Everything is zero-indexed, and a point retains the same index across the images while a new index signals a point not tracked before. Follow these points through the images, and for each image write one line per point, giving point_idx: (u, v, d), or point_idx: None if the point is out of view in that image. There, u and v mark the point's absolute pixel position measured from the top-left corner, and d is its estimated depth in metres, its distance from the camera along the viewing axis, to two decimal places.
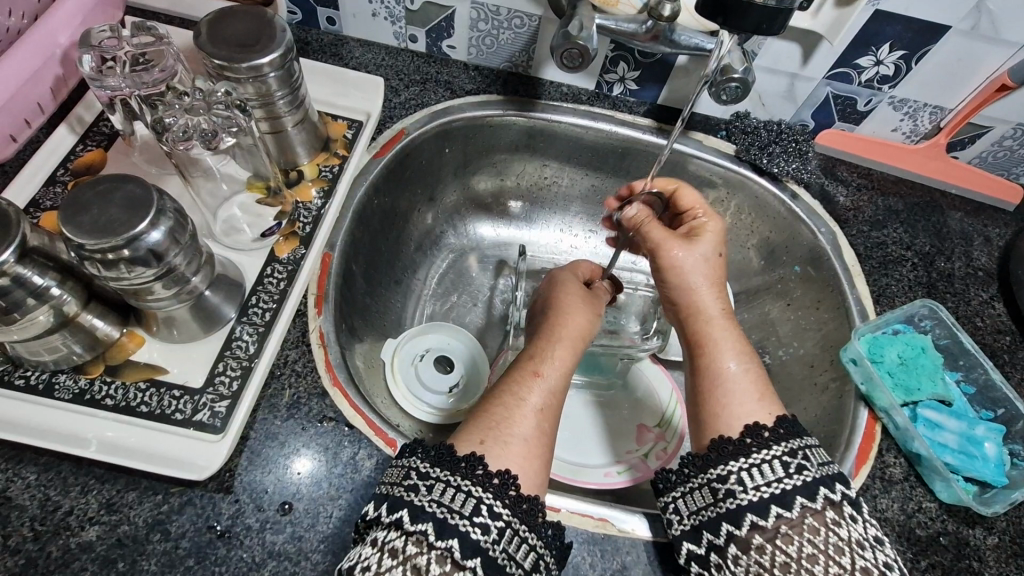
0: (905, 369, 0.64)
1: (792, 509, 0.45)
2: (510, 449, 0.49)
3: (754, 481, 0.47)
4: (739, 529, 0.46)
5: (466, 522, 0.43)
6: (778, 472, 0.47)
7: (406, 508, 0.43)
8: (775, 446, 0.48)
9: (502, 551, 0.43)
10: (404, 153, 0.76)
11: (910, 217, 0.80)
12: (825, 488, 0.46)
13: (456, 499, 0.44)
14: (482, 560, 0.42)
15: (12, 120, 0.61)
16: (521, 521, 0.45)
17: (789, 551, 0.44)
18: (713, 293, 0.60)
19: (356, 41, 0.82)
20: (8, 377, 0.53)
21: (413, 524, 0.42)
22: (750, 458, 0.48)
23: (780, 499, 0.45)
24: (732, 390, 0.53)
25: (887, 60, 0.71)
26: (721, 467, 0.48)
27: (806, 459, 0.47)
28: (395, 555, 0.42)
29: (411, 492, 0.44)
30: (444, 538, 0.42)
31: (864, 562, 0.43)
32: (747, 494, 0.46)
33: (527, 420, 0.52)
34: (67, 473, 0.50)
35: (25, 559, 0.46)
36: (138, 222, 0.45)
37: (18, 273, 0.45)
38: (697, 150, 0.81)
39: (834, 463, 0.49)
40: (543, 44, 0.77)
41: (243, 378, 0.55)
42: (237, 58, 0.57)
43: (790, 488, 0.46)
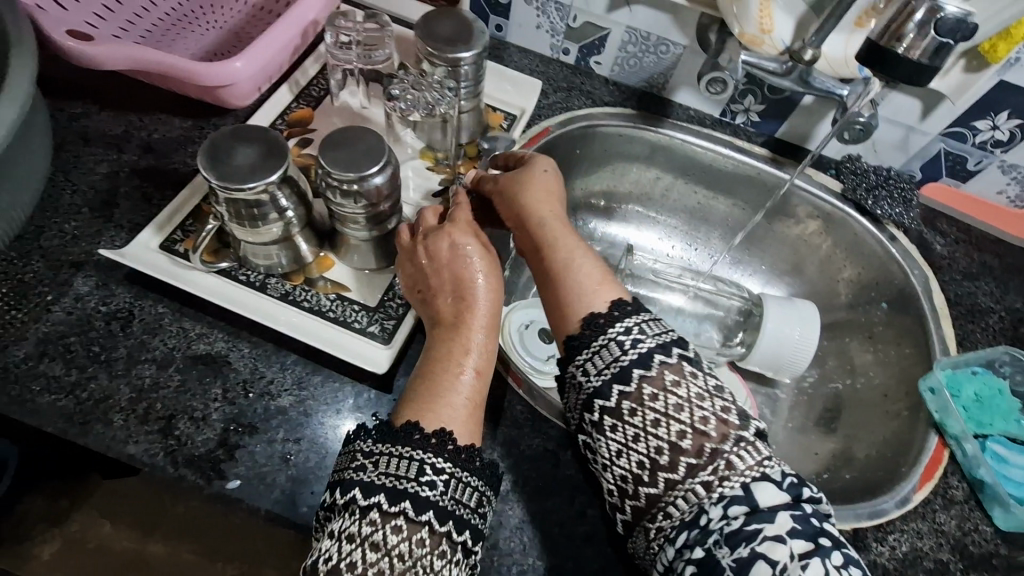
0: (980, 406, 0.70)
1: (631, 384, 0.51)
2: (441, 409, 0.54)
3: (601, 363, 0.52)
4: (610, 403, 0.51)
5: (413, 484, 0.49)
6: (613, 352, 0.52)
7: (356, 487, 0.49)
8: (649, 337, 0.52)
9: (450, 499, 0.50)
10: (547, 147, 0.87)
11: (1003, 274, 0.84)
12: (661, 355, 0.52)
13: (400, 467, 0.50)
14: (434, 513, 0.48)
15: (261, 77, 0.76)
16: (461, 469, 0.51)
17: (664, 430, 0.50)
18: (551, 203, 0.66)
19: (516, 47, 0.94)
20: (234, 272, 0.67)
21: (365, 500, 0.48)
22: (597, 342, 0.53)
23: (620, 377, 0.51)
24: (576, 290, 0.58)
25: (1004, 126, 0.77)
26: (577, 358, 0.54)
27: (642, 332, 0.53)
28: (353, 538, 0.47)
29: (359, 471, 0.50)
30: (397, 503, 0.48)
31: (701, 413, 0.50)
32: (597, 377, 0.52)
33: (457, 381, 0.56)
34: (271, 351, 0.64)
35: (238, 409, 0.61)
36: (370, 167, 0.58)
37: (273, 192, 0.59)
38: (806, 183, 0.89)
39: (674, 331, 0.54)
40: (681, 70, 0.88)
41: (408, 306, 0.68)
42: (445, 49, 0.70)
43: (625, 365, 0.52)
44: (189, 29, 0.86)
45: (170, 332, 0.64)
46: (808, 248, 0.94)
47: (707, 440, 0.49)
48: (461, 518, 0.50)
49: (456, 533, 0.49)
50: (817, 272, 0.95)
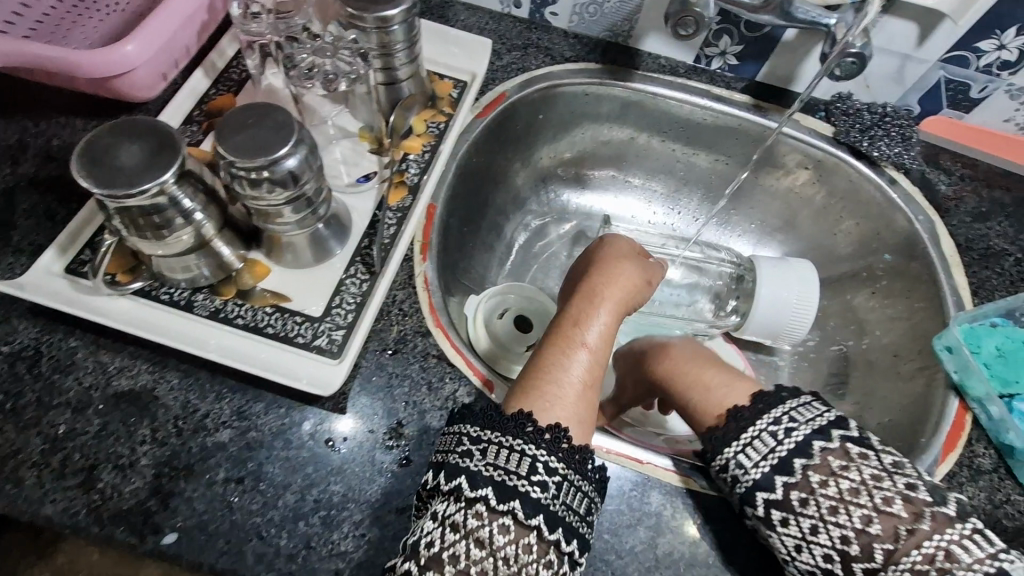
0: (1003, 362, 0.63)
1: (795, 473, 0.47)
2: (566, 414, 0.50)
3: (752, 459, 0.48)
4: (773, 493, 0.47)
5: (524, 482, 0.45)
6: (769, 443, 0.48)
7: (462, 476, 0.45)
8: (761, 420, 0.49)
9: (561, 503, 0.45)
10: (504, 115, 0.79)
11: (1016, 211, 0.77)
12: (819, 440, 0.47)
13: (511, 461, 0.45)
14: (545, 516, 0.44)
15: (166, 60, 0.66)
16: (574, 470, 0.47)
17: (819, 514, 0.45)
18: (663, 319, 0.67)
19: (462, 4, 0.84)
20: (154, 291, 0.59)
21: (472, 491, 0.44)
22: (744, 437, 0.49)
23: (780, 468, 0.47)
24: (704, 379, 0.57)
25: (1012, 44, 0.69)
26: (721, 452, 0.50)
27: (793, 419, 0.48)
28: (457, 529, 0.44)
29: (465, 459, 0.46)
30: (505, 501, 0.44)
31: (883, 497, 0.45)
32: (763, 463, 0.48)
33: (576, 377, 0.53)
34: (204, 380, 0.56)
35: (171, 451, 0.53)
36: (280, 147, 0.49)
37: (174, 193, 0.50)
38: (793, 130, 0.80)
39: (826, 411, 0.49)
40: (647, 14, 0.78)
41: (358, 311, 0.59)
42: (369, 9, 0.60)
43: (785, 456, 0.47)
44: (82, 15, 0.74)
45: (86, 369, 0.56)
46: (802, 201, 0.86)
47: (899, 522, 0.44)
48: (570, 525, 0.45)
49: (565, 542, 0.45)
50: (812, 227, 0.87)
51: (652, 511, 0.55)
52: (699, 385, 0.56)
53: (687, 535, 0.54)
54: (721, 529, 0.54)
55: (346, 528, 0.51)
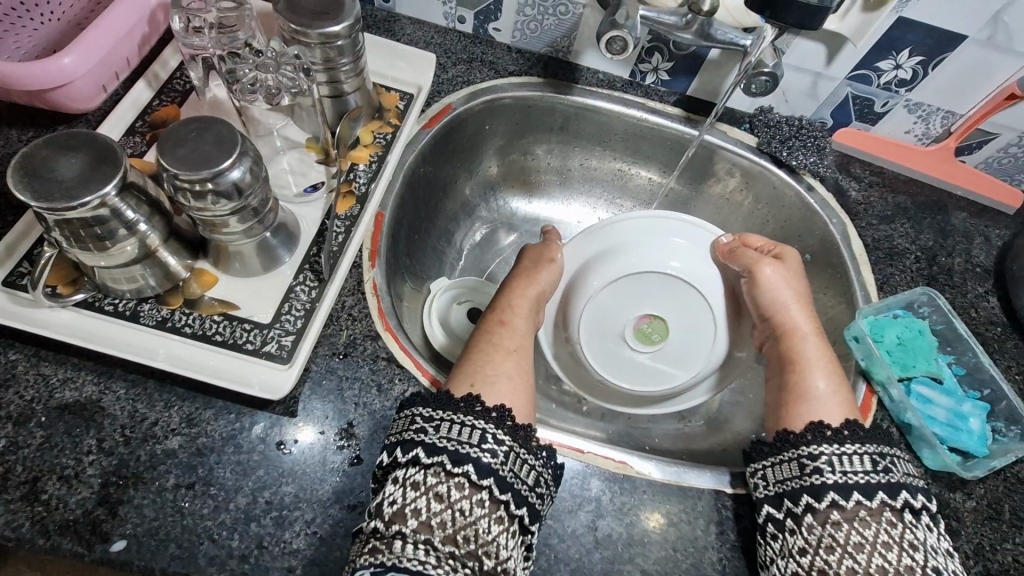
0: (902, 349, 0.70)
1: (872, 500, 0.52)
2: (504, 390, 0.55)
3: (843, 466, 0.54)
4: (818, 502, 0.53)
5: (476, 449, 0.48)
6: (865, 465, 0.54)
7: (420, 447, 0.48)
8: (862, 446, 0.55)
9: (510, 471, 0.48)
10: (450, 126, 0.82)
11: (916, 214, 0.85)
12: (906, 493, 0.52)
13: (463, 433, 0.49)
14: (495, 480, 0.47)
15: (105, 72, 0.66)
16: (521, 445, 0.50)
17: (865, 535, 0.51)
18: (806, 318, 0.68)
19: (408, 19, 0.87)
20: (98, 303, 0.59)
21: (429, 458, 0.47)
22: (843, 448, 0.55)
23: (814, 490, 0.54)
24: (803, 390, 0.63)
25: (906, 64, 0.76)
26: (813, 447, 0.56)
27: (891, 463, 0.54)
28: (417, 487, 0.46)
29: (421, 434, 0.49)
30: (460, 465, 0.47)
31: (883, 538, 0.51)
32: (833, 475, 0.54)
33: (510, 361, 0.58)
34: (151, 390, 0.56)
35: (118, 460, 0.53)
36: (223, 160, 0.50)
37: (116, 204, 0.51)
38: (721, 141, 0.87)
39: (913, 477, 0.55)
40: (584, 32, 0.82)
41: (307, 317, 0.61)
42: (312, 25, 0.62)
43: (838, 481, 0.53)
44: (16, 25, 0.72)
45: (27, 382, 0.55)
46: (730, 207, 0.93)
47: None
48: (520, 492, 0.48)
49: (516, 504, 0.47)
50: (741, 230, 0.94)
51: (592, 497, 0.59)
52: (830, 390, 0.62)
53: (625, 518, 0.58)
54: (654, 511, 0.59)
55: (297, 527, 0.53)
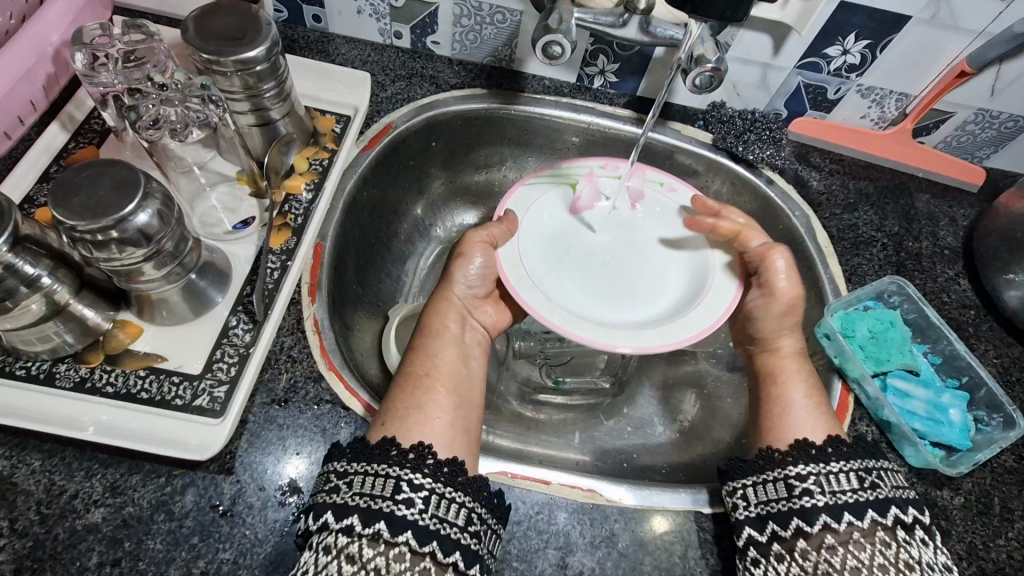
0: (875, 343, 0.68)
1: (863, 519, 0.49)
2: (416, 423, 0.51)
3: (831, 487, 0.51)
4: (810, 527, 0.50)
5: (390, 503, 0.45)
6: (852, 483, 0.51)
7: (330, 510, 0.45)
8: (844, 465, 0.52)
9: (432, 517, 0.45)
10: (392, 147, 0.78)
11: (879, 200, 0.83)
12: (896, 508, 0.49)
13: (377, 485, 0.45)
14: (412, 531, 0.44)
15: (7, 118, 0.62)
16: (444, 484, 0.47)
17: (862, 559, 0.47)
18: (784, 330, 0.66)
19: (342, 37, 0.83)
20: (9, 367, 0.54)
21: (339, 521, 0.44)
22: (828, 466, 0.52)
23: (801, 514, 0.50)
24: (791, 407, 0.59)
25: (854, 49, 0.74)
26: (798, 468, 0.53)
27: (880, 478, 0.51)
28: (330, 551, 0.43)
29: (333, 493, 0.46)
30: (372, 524, 0.44)
31: (880, 562, 0.47)
32: (823, 496, 0.51)
33: (433, 390, 0.55)
34: (71, 459, 0.52)
35: (33, 541, 0.48)
36: (126, 204, 0.46)
37: (9, 261, 0.47)
38: (675, 139, 0.84)
39: (905, 488, 0.52)
40: (525, 38, 0.79)
41: (241, 364, 0.57)
42: (225, 52, 0.59)
43: (819, 504, 0.50)
44: None
45: None
46: None
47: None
48: (447, 537, 0.45)
49: (443, 552, 0.44)
50: None
51: (560, 532, 0.55)
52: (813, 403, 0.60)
53: (597, 552, 0.54)
54: (628, 540, 0.55)
55: None
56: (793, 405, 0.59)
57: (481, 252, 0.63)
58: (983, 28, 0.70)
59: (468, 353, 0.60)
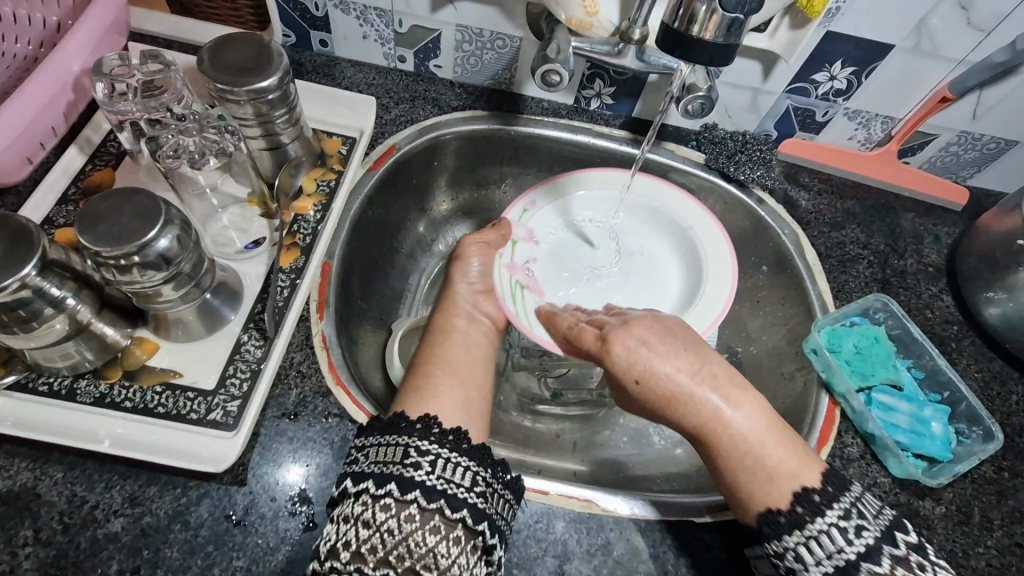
0: (860, 358, 0.71)
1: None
2: (432, 399, 0.55)
3: (813, 556, 0.48)
4: None
5: (464, 490, 0.48)
6: (838, 539, 0.47)
7: (396, 482, 0.47)
8: (828, 513, 0.48)
9: (492, 506, 0.49)
10: (396, 167, 0.81)
11: (866, 218, 0.86)
12: (887, 546, 0.47)
13: (452, 470, 0.48)
14: (469, 511, 0.47)
15: (29, 143, 0.65)
16: (499, 478, 0.51)
17: None
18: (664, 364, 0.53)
19: (348, 61, 0.86)
20: (31, 382, 0.57)
21: (406, 494, 0.46)
22: (807, 531, 0.48)
23: (844, 570, 0.47)
24: (754, 444, 0.51)
25: (840, 75, 0.77)
26: (777, 543, 0.50)
27: (861, 516, 0.48)
28: (394, 533, 0.45)
29: (410, 469, 0.47)
30: (438, 503, 0.46)
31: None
32: (816, 567, 0.48)
33: (440, 374, 0.59)
34: (91, 471, 0.54)
35: (56, 550, 0.50)
36: (148, 231, 0.49)
37: (37, 285, 0.49)
38: (669, 159, 0.87)
39: (888, 510, 0.49)
40: (524, 63, 0.82)
41: (253, 380, 0.60)
42: (239, 83, 0.62)
43: (852, 558, 0.47)
44: None
45: None
46: None
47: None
48: (496, 522, 0.49)
49: (488, 535, 0.48)
50: None
51: (558, 541, 0.57)
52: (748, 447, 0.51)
53: (593, 560, 0.57)
54: (623, 548, 0.58)
55: None
56: (742, 440, 0.51)
57: (478, 253, 0.72)
58: (964, 57, 0.73)
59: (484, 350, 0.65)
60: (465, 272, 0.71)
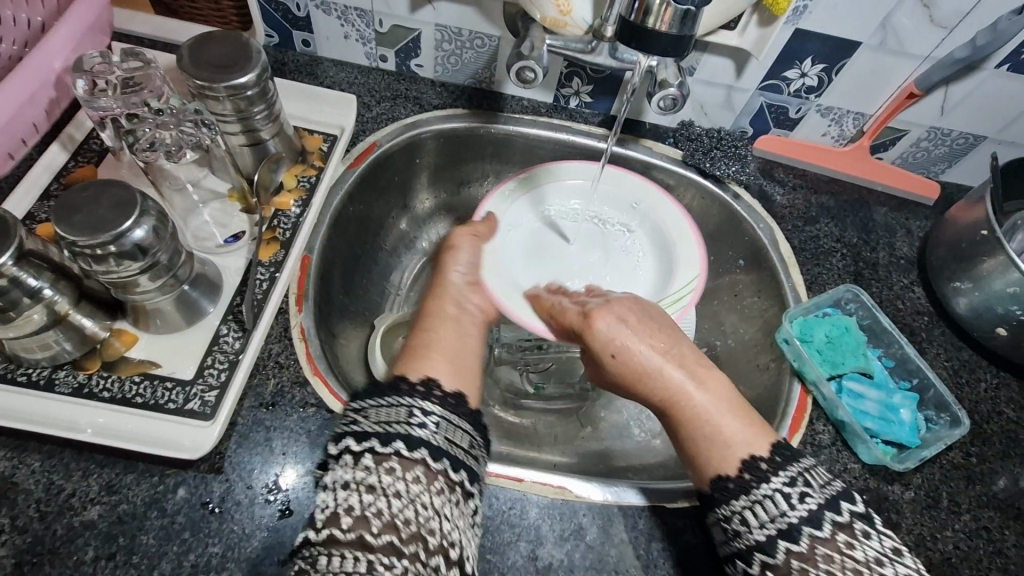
0: (831, 347, 0.73)
1: (800, 542, 0.47)
2: (468, 375, 0.57)
3: (759, 519, 0.49)
4: (773, 558, 0.48)
5: (456, 451, 0.48)
6: (784, 504, 0.48)
7: (401, 440, 0.47)
8: (775, 479, 0.50)
9: (473, 462, 0.50)
10: (377, 164, 0.82)
11: (839, 212, 0.88)
12: (830, 512, 0.48)
13: (392, 413, 0.49)
14: (450, 463, 0.47)
15: (10, 140, 0.66)
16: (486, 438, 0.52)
17: None
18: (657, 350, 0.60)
19: (330, 61, 0.87)
20: (10, 374, 0.58)
21: (410, 452, 0.46)
22: (752, 495, 0.50)
23: (786, 533, 0.47)
24: (714, 416, 0.56)
25: (810, 72, 0.79)
26: (726, 507, 0.51)
27: (807, 485, 0.49)
28: (388, 494, 0.44)
29: (412, 427, 0.48)
30: (438, 462, 0.47)
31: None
32: (759, 531, 0.49)
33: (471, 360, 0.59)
34: (69, 459, 0.55)
35: (32, 537, 0.51)
36: (124, 221, 0.50)
37: (14, 275, 0.50)
38: (647, 156, 0.89)
39: (837, 481, 0.50)
40: (503, 62, 0.84)
41: (230, 370, 0.60)
42: (217, 79, 0.63)
43: (795, 522, 0.47)
44: None
45: None
46: None
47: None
48: (477, 479, 0.50)
49: (452, 470, 0.47)
50: None
51: (531, 526, 0.58)
52: (710, 423, 0.55)
53: (566, 544, 0.58)
54: (595, 533, 0.59)
55: None
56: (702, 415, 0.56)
57: (468, 244, 0.72)
58: (930, 53, 0.75)
59: None
60: (457, 260, 0.70)
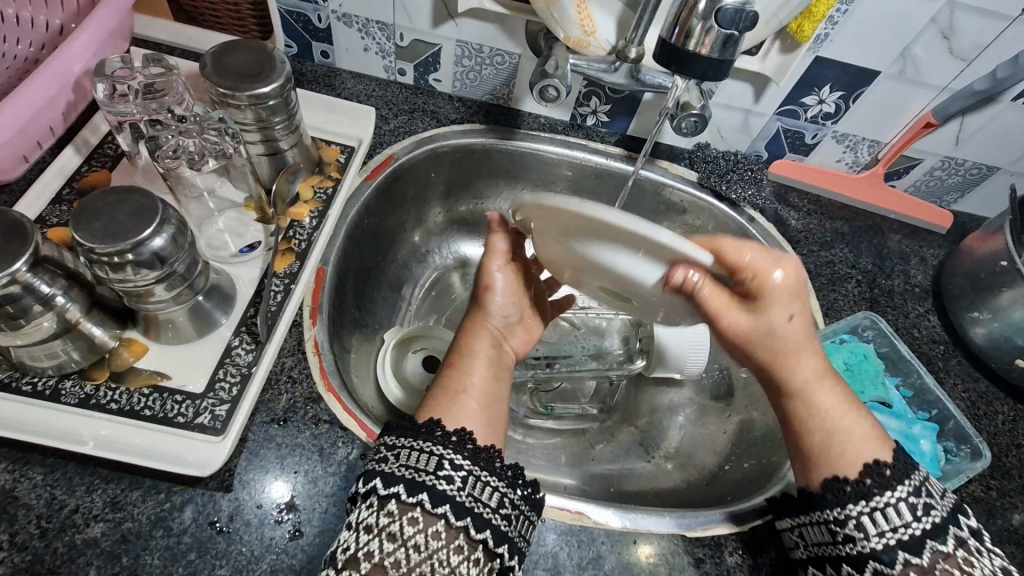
0: (849, 375, 0.72)
1: (918, 555, 0.49)
2: (456, 410, 0.55)
3: (878, 526, 0.50)
4: (889, 568, 0.49)
5: (432, 477, 0.48)
6: (905, 515, 0.50)
7: (379, 478, 0.49)
8: (900, 488, 0.51)
9: (468, 495, 0.49)
10: (393, 177, 0.81)
11: (854, 239, 0.88)
12: (932, 540, 0.49)
13: (421, 460, 0.49)
14: (429, 495, 0.47)
15: (26, 143, 0.65)
16: (483, 469, 0.51)
17: None
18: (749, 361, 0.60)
19: (349, 73, 0.87)
20: (14, 383, 0.56)
21: (386, 490, 0.48)
22: (872, 501, 0.51)
23: (906, 545, 0.49)
24: (832, 421, 0.56)
25: (829, 99, 0.80)
26: (836, 510, 0.53)
27: (930, 497, 0.51)
28: (371, 530, 0.46)
29: (383, 463, 0.50)
30: (415, 495, 0.47)
31: None
32: (878, 537, 0.50)
33: (466, 406, 0.56)
34: (72, 473, 0.53)
35: (32, 555, 0.49)
36: (144, 229, 0.49)
37: (28, 281, 0.49)
38: (661, 176, 0.88)
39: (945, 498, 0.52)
40: (522, 79, 0.83)
41: (242, 384, 0.59)
42: (240, 88, 0.62)
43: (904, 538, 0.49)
44: None
45: None
46: None
47: None
48: (480, 515, 0.48)
49: (475, 529, 0.48)
50: None
51: (547, 553, 0.57)
52: (824, 416, 0.56)
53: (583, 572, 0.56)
54: (614, 561, 0.57)
55: None
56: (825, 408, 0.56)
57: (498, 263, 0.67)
58: (947, 84, 0.76)
59: (499, 382, 0.62)
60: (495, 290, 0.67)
